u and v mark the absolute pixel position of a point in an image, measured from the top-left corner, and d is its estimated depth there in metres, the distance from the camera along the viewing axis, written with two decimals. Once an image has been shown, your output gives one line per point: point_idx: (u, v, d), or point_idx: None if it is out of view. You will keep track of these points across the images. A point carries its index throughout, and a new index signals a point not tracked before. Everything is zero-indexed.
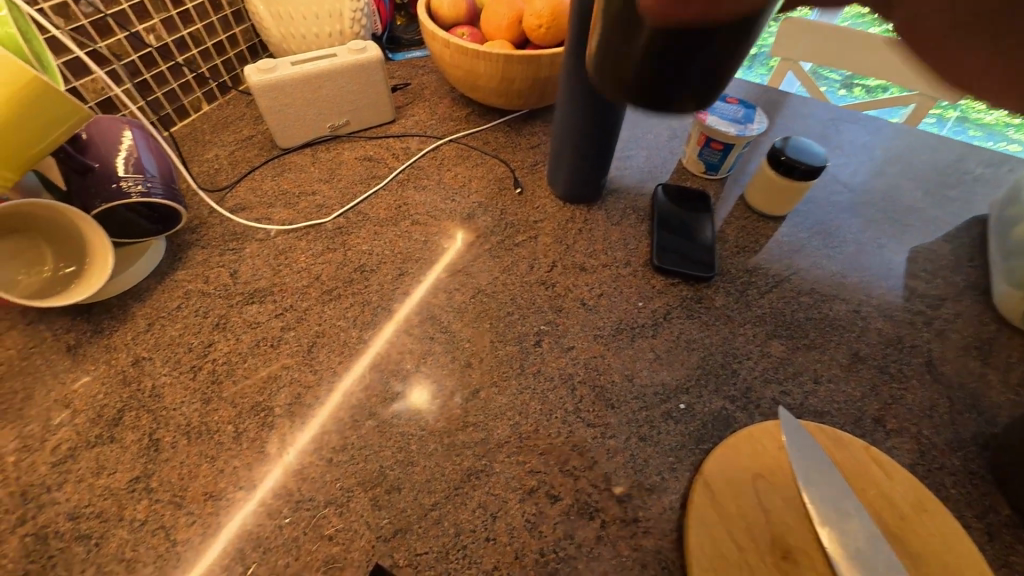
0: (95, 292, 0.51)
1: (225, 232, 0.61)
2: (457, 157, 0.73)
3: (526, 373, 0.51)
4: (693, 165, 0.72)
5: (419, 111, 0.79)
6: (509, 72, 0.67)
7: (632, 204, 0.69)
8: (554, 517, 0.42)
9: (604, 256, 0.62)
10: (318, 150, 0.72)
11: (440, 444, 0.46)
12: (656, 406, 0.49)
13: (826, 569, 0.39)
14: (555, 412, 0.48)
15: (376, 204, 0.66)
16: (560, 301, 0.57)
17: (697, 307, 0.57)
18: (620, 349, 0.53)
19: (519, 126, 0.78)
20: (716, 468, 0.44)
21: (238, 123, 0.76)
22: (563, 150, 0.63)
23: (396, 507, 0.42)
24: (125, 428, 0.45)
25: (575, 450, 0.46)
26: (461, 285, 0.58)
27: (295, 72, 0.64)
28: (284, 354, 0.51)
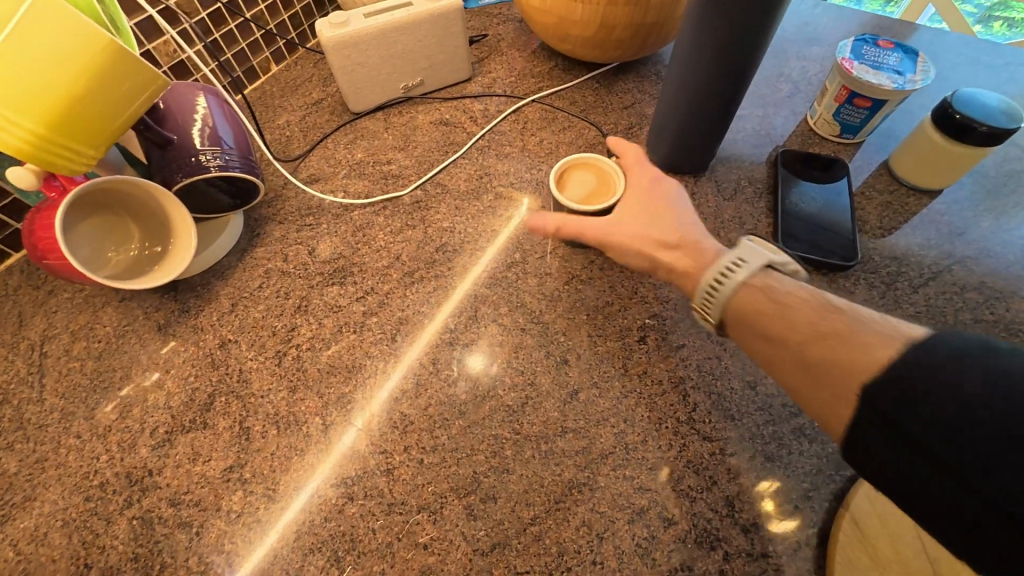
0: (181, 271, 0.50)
1: (301, 206, 0.58)
2: (541, 120, 0.65)
3: (630, 375, 0.45)
4: (825, 126, 0.60)
5: (497, 67, 0.71)
6: (609, 17, 0.57)
7: (747, 175, 0.59)
8: (668, 544, 0.37)
9: (716, 238, 0.53)
10: (390, 113, 0.67)
11: (538, 451, 0.41)
12: (786, 420, 0.42)
13: None
14: (665, 422, 0.42)
15: (455, 175, 0.60)
16: (666, 291, 0.50)
17: None
18: (739, 350, 0.46)
19: (610, 82, 0.68)
20: (867, 502, 0.37)
21: (308, 85, 0.72)
22: (672, 116, 0.54)
23: (493, 519, 0.39)
24: (217, 414, 0.44)
25: (690, 468, 0.40)
26: (552, 270, 0.52)
27: (369, 27, 0.58)
28: (367, 341, 0.48)
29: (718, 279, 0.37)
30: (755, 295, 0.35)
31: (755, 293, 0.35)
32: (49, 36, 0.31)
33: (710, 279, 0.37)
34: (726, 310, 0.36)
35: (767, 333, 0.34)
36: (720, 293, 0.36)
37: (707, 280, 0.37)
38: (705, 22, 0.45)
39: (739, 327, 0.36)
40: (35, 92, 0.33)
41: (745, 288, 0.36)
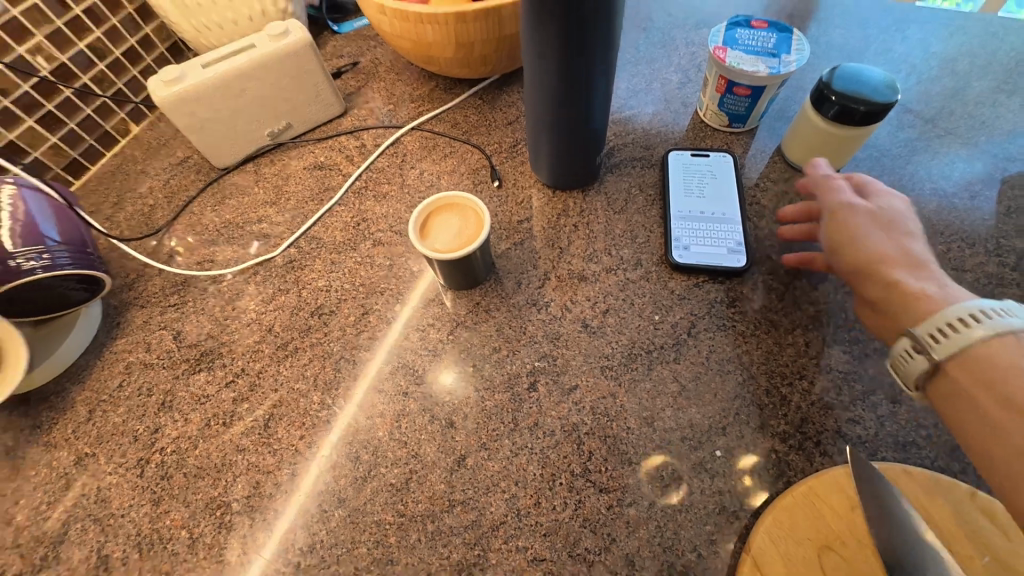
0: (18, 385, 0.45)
1: (165, 284, 0.53)
2: (422, 149, 0.61)
3: (521, 429, 0.41)
4: (713, 117, 0.57)
5: (375, 95, 0.67)
6: (465, 34, 0.53)
7: (638, 180, 0.55)
8: None
9: (608, 257, 0.50)
10: (261, 164, 0.62)
11: (424, 533, 0.38)
12: (686, 454, 0.39)
13: None
14: (559, 477, 0.39)
15: (332, 225, 0.56)
16: (556, 327, 0.46)
17: (729, 312, 0.45)
18: (634, 382, 0.43)
19: (493, 97, 0.64)
20: (767, 544, 0.34)
21: (173, 142, 0.66)
22: (549, 147, 0.51)
23: None
24: (73, 544, 0.40)
25: (586, 527, 0.37)
26: (435, 319, 0.48)
27: (210, 77, 0.53)
28: (239, 432, 0.44)
29: (951, 325, 0.32)
30: (1007, 355, 0.30)
31: (1010, 351, 0.30)
32: None
33: (937, 321, 0.33)
34: (949, 360, 0.32)
35: (994, 400, 0.29)
36: (951, 341, 0.31)
37: (936, 321, 0.33)
38: (545, 44, 0.41)
39: (963, 383, 0.31)
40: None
41: (991, 343, 0.30)
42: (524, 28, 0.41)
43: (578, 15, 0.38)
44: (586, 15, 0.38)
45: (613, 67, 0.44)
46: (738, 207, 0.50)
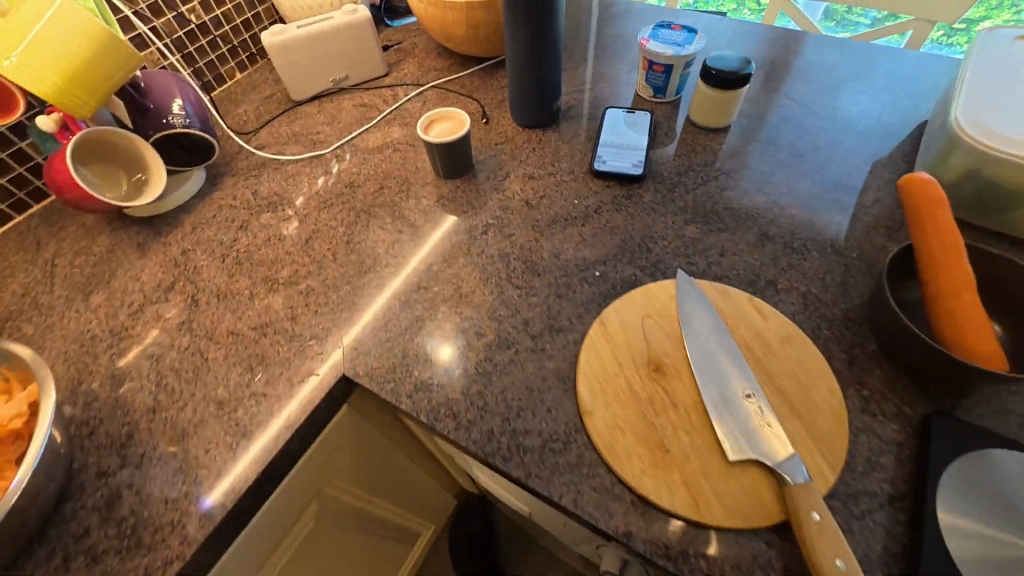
0: (146, 207, 0.69)
1: (249, 163, 0.77)
2: (437, 99, 0.85)
3: (472, 253, 0.63)
4: (643, 90, 0.80)
5: (410, 65, 0.92)
6: (473, 18, 0.78)
7: (584, 126, 0.78)
8: (479, 347, 0.54)
9: (552, 168, 0.72)
10: (324, 100, 0.87)
11: (400, 301, 0.59)
12: (576, 273, 0.59)
13: (691, 378, 0.48)
14: (491, 279, 0.60)
15: (367, 139, 0.80)
16: (508, 203, 0.68)
17: (626, 203, 0.67)
18: (552, 235, 0.64)
19: (493, 71, 0.89)
20: (612, 312, 0.54)
21: (263, 85, 0.91)
22: (520, 95, 0.75)
23: (362, 340, 0.56)
24: (178, 292, 0.62)
25: (503, 304, 0.57)
26: (428, 194, 0.70)
27: (301, 33, 0.79)
28: (289, 244, 0.66)
29: None
30: None
31: None
32: (74, 31, 0.52)
33: None
34: None
35: None
36: None
37: None
38: (515, 15, 0.65)
39: None
40: (52, 52, 0.51)
41: None
42: (504, 6, 0.66)
43: None
44: None
45: (559, 36, 0.69)
46: (644, 139, 0.73)
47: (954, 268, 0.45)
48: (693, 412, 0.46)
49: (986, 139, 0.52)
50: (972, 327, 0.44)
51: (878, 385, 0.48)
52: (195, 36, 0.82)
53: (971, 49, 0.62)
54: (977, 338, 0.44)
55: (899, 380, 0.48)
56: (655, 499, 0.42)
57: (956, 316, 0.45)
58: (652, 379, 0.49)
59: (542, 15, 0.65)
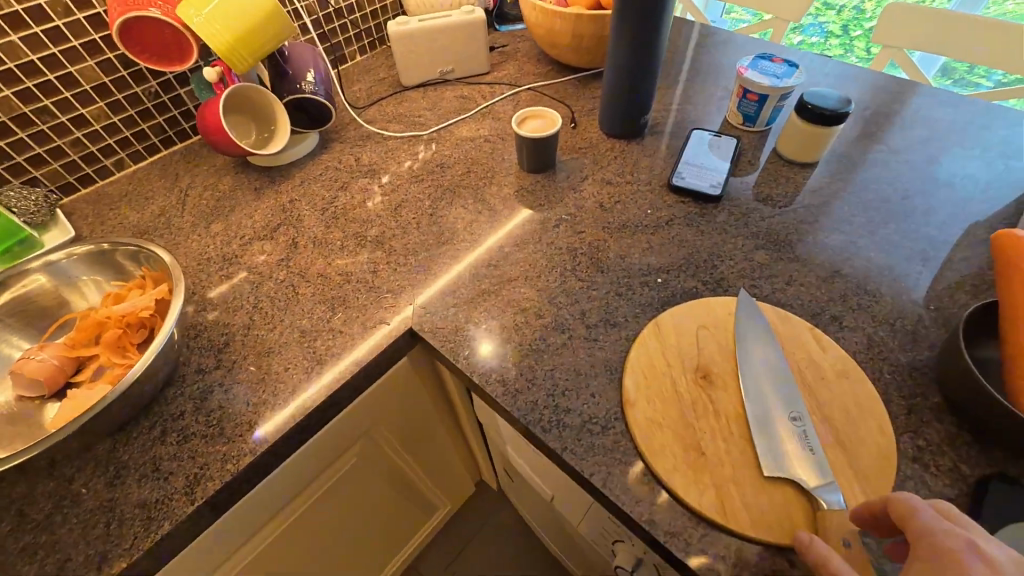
0: (266, 157, 0.79)
1: (356, 134, 0.86)
2: (531, 100, 0.91)
3: (542, 242, 0.67)
4: (733, 116, 0.81)
5: (510, 67, 0.99)
6: (579, 29, 0.83)
7: (667, 143, 0.80)
8: (535, 326, 0.58)
9: (631, 177, 0.75)
10: (428, 89, 0.95)
11: (470, 272, 0.64)
12: (638, 276, 0.62)
13: (737, 392, 0.49)
14: (556, 268, 0.63)
15: (462, 126, 0.87)
16: (582, 203, 0.72)
17: (698, 220, 0.68)
18: (620, 238, 0.66)
19: (587, 82, 0.93)
20: (669, 317, 0.56)
21: (377, 69, 1.01)
22: (613, 91, 0.77)
23: (431, 300, 0.61)
24: (282, 233, 0.71)
25: (564, 292, 0.61)
26: (510, 184, 0.76)
27: (420, 26, 0.88)
28: (380, 207, 0.73)
29: None
30: None
31: None
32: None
33: None
34: None
35: None
36: None
37: None
38: (622, 32, 0.69)
39: None
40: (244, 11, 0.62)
41: None
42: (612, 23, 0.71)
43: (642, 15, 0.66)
44: (647, 16, 0.67)
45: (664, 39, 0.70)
46: (726, 162, 0.75)
47: None
48: (735, 424, 0.47)
49: None
50: None
51: (935, 437, 0.47)
52: (331, 18, 0.93)
53: None
54: None
55: (961, 437, 0.47)
56: (684, 495, 0.44)
57: None
58: (698, 385, 0.50)
59: (651, 17, 0.66)
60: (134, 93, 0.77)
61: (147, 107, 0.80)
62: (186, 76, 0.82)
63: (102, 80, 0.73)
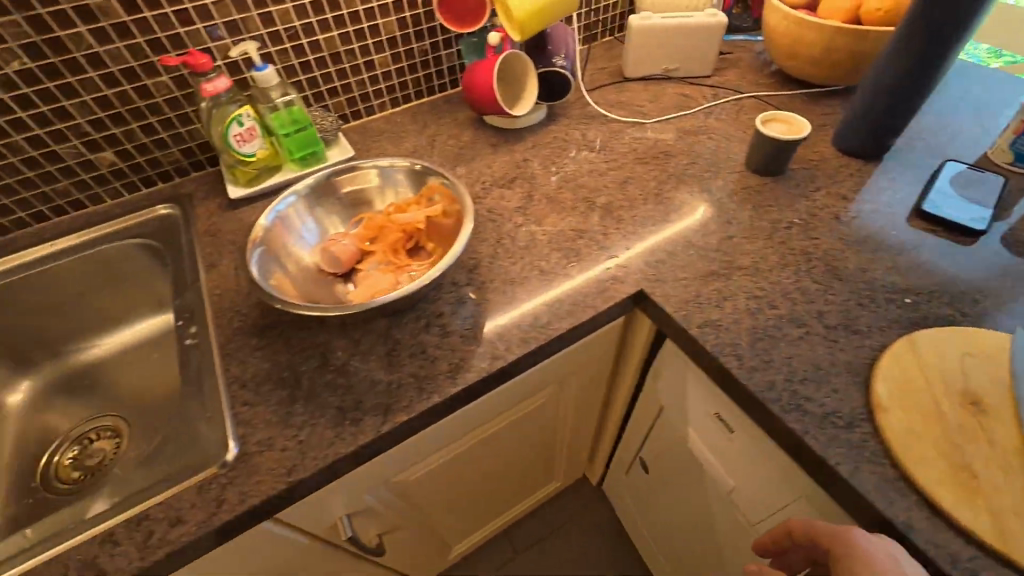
0: (505, 119, 0.88)
1: (581, 113, 0.93)
2: (755, 107, 0.91)
3: (773, 239, 0.67)
4: (998, 155, 0.75)
5: (732, 73, 1.00)
6: (832, 44, 0.82)
7: (910, 170, 0.77)
8: (769, 315, 0.58)
9: (869, 196, 0.73)
10: (648, 83, 1.00)
11: (697, 253, 0.66)
12: (881, 291, 0.60)
13: (1013, 426, 0.46)
14: (789, 266, 0.64)
15: (683, 121, 0.90)
16: (814, 211, 0.71)
17: (951, 251, 0.64)
18: (860, 251, 0.65)
19: (817, 99, 0.92)
20: (926, 335, 0.53)
21: (599, 59, 1.07)
22: (868, 104, 0.74)
23: (660, 270, 0.65)
24: (517, 185, 0.79)
25: (798, 290, 0.61)
26: (735, 181, 0.77)
27: (662, 23, 0.93)
28: (606, 180, 0.79)
29: None
30: None
31: None
32: None
33: None
34: None
35: None
36: None
37: None
38: (900, 50, 0.67)
39: None
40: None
41: None
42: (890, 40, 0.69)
43: (934, 35, 0.64)
44: (940, 37, 0.64)
45: (952, 60, 0.66)
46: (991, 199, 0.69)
47: None
48: (1012, 456, 0.45)
49: None
50: None
51: None
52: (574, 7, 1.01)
53: None
54: None
55: None
56: (949, 511, 0.42)
57: None
58: (963, 408, 0.48)
59: (953, 24, 0.62)
60: (413, 48, 0.91)
61: (417, 62, 0.93)
62: (451, 40, 0.94)
63: (396, 34, 0.88)
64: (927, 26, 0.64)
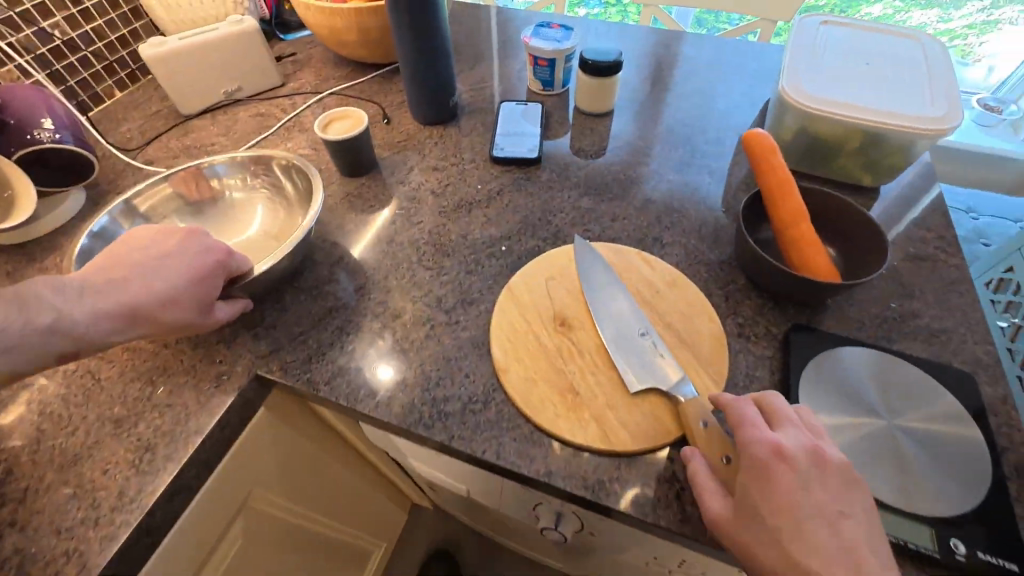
0: (11, 232, 0.63)
1: (138, 180, 0.74)
2: (337, 104, 0.86)
3: (382, 243, 0.64)
4: (532, 84, 0.86)
5: (306, 75, 0.92)
6: (363, 23, 0.81)
7: (478, 119, 0.82)
8: (394, 328, 0.55)
9: (454, 158, 0.75)
10: (216, 114, 0.85)
11: (309, 294, 0.58)
12: (483, 249, 0.62)
13: (592, 325, 0.53)
14: (402, 263, 0.61)
15: (266, 146, 0.79)
16: (412, 194, 0.70)
17: (526, 182, 0.71)
18: (458, 218, 0.66)
19: (392, 76, 0.91)
20: (518, 280, 0.57)
21: (148, 102, 0.87)
22: (417, 66, 0.74)
23: (271, 337, 0.55)
24: None
25: (415, 285, 0.59)
26: (335, 192, 0.71)
27: (184, 44, 0.78)
28: None
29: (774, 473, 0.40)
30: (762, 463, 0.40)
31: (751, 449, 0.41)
32: None
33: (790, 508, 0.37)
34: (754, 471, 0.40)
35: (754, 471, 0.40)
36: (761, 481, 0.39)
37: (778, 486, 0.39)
38: (401, 23, 0.68)
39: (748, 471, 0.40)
40: None
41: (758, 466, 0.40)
42: (389, 14, 0.69)
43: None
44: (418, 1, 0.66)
45: (444, 17, 0.71)
46: (537, 128, 0.79)
47: (787, 203, 0.54)
48: (597, 356, 0.50)
49: (808, 98, 0.62)
50: (813, 252, 0.52)
51: (750, 312, 0.55)
52: (63, 52, 0.78)
53: (794, 31, 0.72)
54: (817, 261, 0.52)
55: (768, 306, 0.55)
56: (569, 437, 0.46)
57: (802, 246, 0.53)
58: (557, 332, 0.52)
59: None
60: None
61: None
62: None
63: None
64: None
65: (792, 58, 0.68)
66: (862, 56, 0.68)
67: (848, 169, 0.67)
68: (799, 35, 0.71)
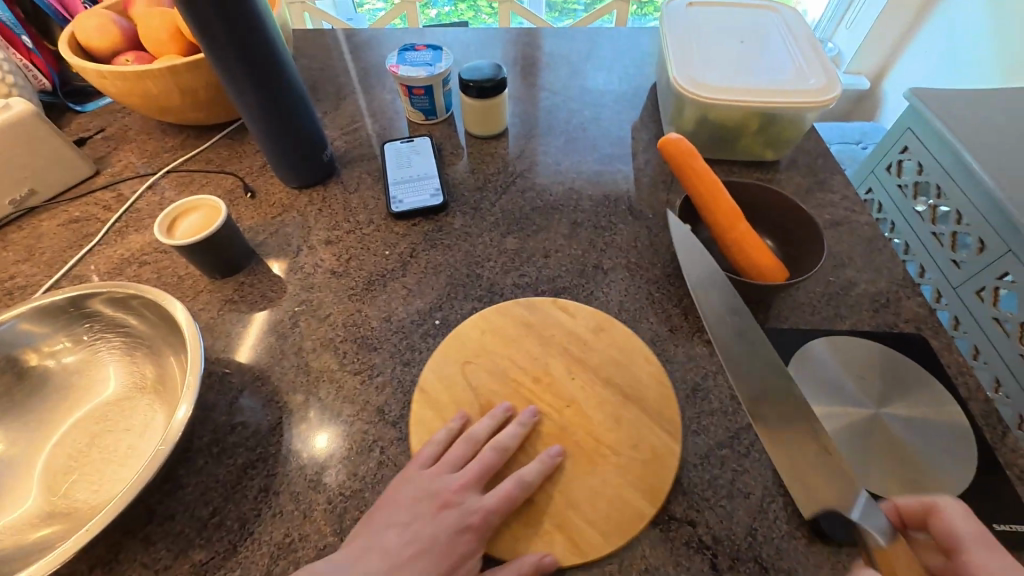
0: None
1: None
2: (179, 185, 0.69)
3: (288, 356, 0.52)
4: (412, 115, 0.76)
5: (126, 154, 0.74)
6: (185, 83, 0.65)
7: (362, 169, 0.71)
8: (335, 466, 0.44)
9: (347, 224, 0.64)
10: (9, 232, 0.64)
11: (209, 456, 0.45)
12: (414, 331, 0.53)
13: (566, 394, 0.46)
14: (321, 376, 0.50)
15: (95, 261, 0.61)
16: (308, 281, 0.58)
17: (439, 234, 0.63)
18: (373, 298, 0.56)
19: (241, 135, 0.76)
20: (467, 361, 0.49)
21: None
22: (271, 126, 0.60)
23: (171, 534, 0.41)
24: None
25: (346, 400, 0.48)
26: (207, 303, 0.56)
27: None
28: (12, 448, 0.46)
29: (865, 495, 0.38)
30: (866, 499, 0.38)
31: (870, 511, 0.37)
32: None
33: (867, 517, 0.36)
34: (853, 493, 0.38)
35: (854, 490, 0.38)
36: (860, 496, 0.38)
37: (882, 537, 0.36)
38: (237, 82, 0.55)
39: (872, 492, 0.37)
40: None
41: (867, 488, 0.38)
42: (219, 75, 0.55)
43: (245, 53, 0.53)
44: (253, 54, 0.53)
45: (291, 65, 0.59)
46: (433, 166, 0.69)
47: (720, 207, 0.52)
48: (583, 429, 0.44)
49: (704, 88, 0.61)
50: (757, 252, 0.50)
51: None
52: None
53: (666, 19, 0.70)
54: (763, 261, 0.50)
55: None
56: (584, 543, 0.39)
57: (744, 248, 0.50)
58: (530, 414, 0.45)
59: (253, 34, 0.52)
60: None
61: None
62: None
63: None
64: (233, 51, 0.52)
65: (675, 48, 0.66)
66: (734, 36, 0.68)
67: (749, 148, 0.67)
68: (672, 23, 0.69)
